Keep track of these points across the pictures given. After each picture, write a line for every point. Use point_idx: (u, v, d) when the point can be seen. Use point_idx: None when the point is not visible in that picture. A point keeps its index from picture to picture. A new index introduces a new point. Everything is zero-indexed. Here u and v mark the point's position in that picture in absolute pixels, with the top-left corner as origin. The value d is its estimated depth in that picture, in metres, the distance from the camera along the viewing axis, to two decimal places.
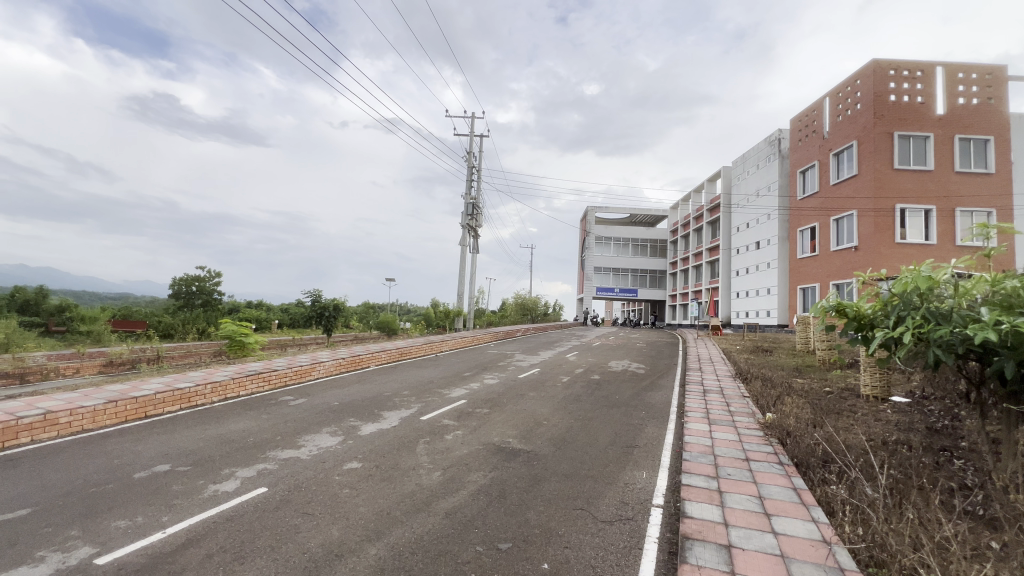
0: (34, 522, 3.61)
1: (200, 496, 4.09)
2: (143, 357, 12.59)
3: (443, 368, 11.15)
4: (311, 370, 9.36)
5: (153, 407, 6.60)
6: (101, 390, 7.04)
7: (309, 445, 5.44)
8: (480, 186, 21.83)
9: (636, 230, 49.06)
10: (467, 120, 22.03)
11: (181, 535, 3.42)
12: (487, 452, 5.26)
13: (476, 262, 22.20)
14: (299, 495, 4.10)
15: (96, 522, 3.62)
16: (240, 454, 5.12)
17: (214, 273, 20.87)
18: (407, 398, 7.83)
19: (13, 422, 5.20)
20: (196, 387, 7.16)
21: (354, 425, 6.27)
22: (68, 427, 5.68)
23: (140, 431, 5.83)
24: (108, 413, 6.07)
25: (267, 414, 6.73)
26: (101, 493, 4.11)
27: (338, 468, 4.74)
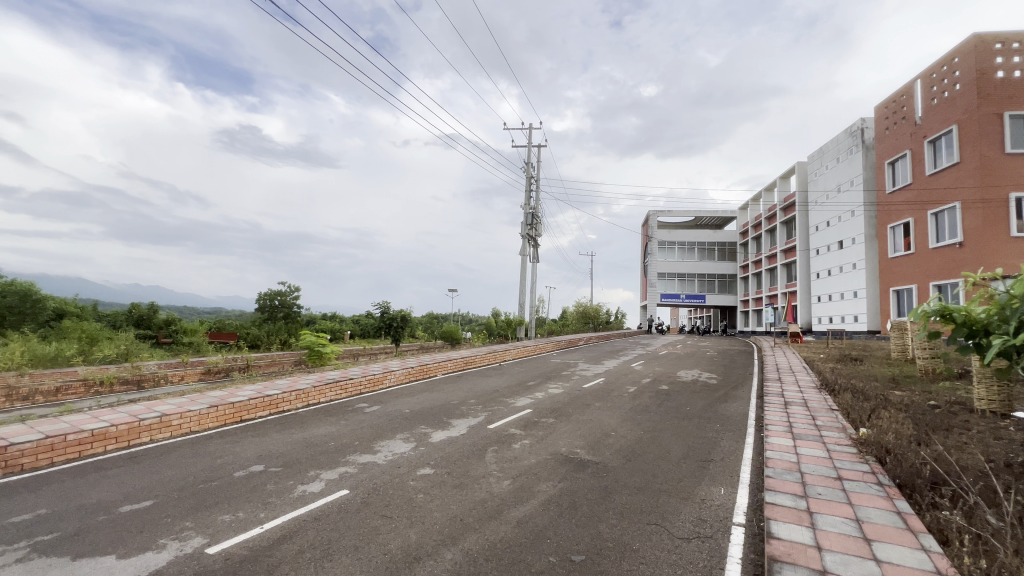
0: (155, 513, 4.07)
1: (291, 495, 4.43)
2: (235, 366, 13.82)
3: (507, 377, 11.26)
4: (383, 379, 9.83)
5: (247, 412, 7.23)
6: (204, 396, 7.82)
7: (384, 451, 5.71)
8: (539, 196, 21.98)
9: (702, 234, 46.99)
10: (525, 131, 22.34)
11: (276, 531, 3.72)
12: (555, 462, 5.24)
13: (536, 271, 22.30)
14: (377, 499, 4.31)
15: (204, 515, 4.02)
16: (322, 457, 5.48)
17: (293, 287, 22.42)
18: (474, 407, 8.00)
19: (136, 423, 5.93)
20: (283, 394, 7.76)
21: (425, 432, 6.51)
22: (180, 428, 6.37)
23: (238, 434, 6.41)
24: (210, 416, 6.73)
25: (345, 420, 7.15)
26: (206, 489, 4.56)
27: (411, 473, 4.94)
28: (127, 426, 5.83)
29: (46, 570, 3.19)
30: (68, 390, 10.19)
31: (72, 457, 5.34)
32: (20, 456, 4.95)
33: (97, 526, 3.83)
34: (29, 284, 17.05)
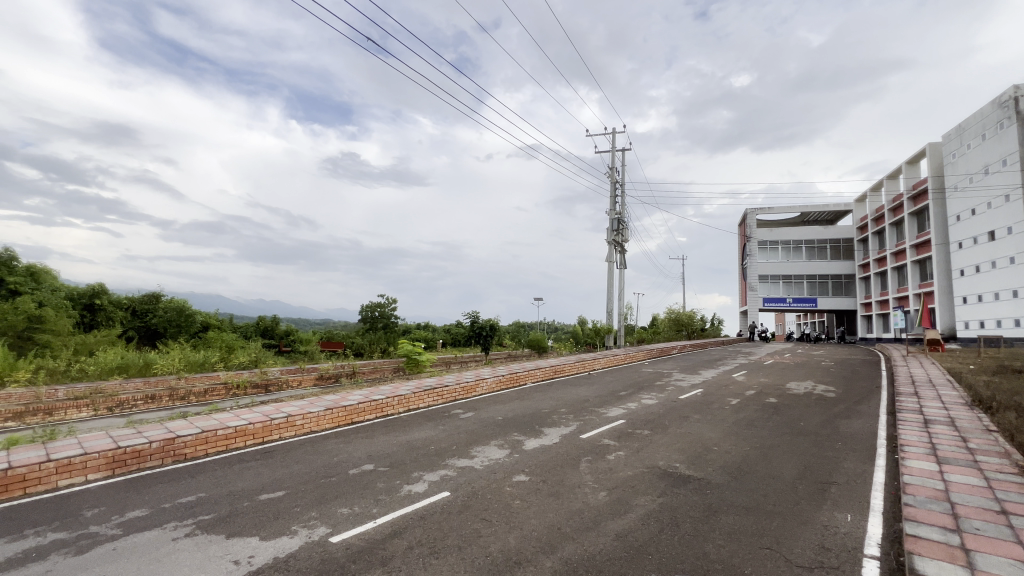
0: (288, 502, 4.62)
1: (399, 494, 4.76)
2: (344, 373, 15.19)
3: (597, 387, 11.05)
4: (476, 387, 10.18)
5: (357, 415, 7.90)
6: (322, 399, 8.67)
7: (480, 456, 5.91)
8: (624, 201, 21.46)
9: (810, 231, 42.60)
10: (608, 136, 21.98)
11: (387, 527, 4.02)
12: (653, 476, 5.06)
13: (624, 278, 21.76)
14: (477, 502, 4.47)
15: (326, 507, 4.47)
16: (425, 460, 5.82)
17: (391, 299, 24.08)
18: (565, 416, 7.97)
19: (268, 422, 6.76)
20: (387, 399, 8.37)
21: (518, 439, 6.63)
22: (302, 427, 7.14)
23: (350, 435, 7.03)
24: (326, 418, 7.46)
25: (443, 425, 7.50)
26: (328, 483, 5.08)
27: (508, 479, 5.06)
28: (261, 424, 6.66)
29: (208, 545, 3.76)
30: (214, 392, 11.90)
31: (221, 449, 6.23)
32: (184, 446, 5.89)
33: (242, 511, 4.42)
34: (183, 301, 20.23)
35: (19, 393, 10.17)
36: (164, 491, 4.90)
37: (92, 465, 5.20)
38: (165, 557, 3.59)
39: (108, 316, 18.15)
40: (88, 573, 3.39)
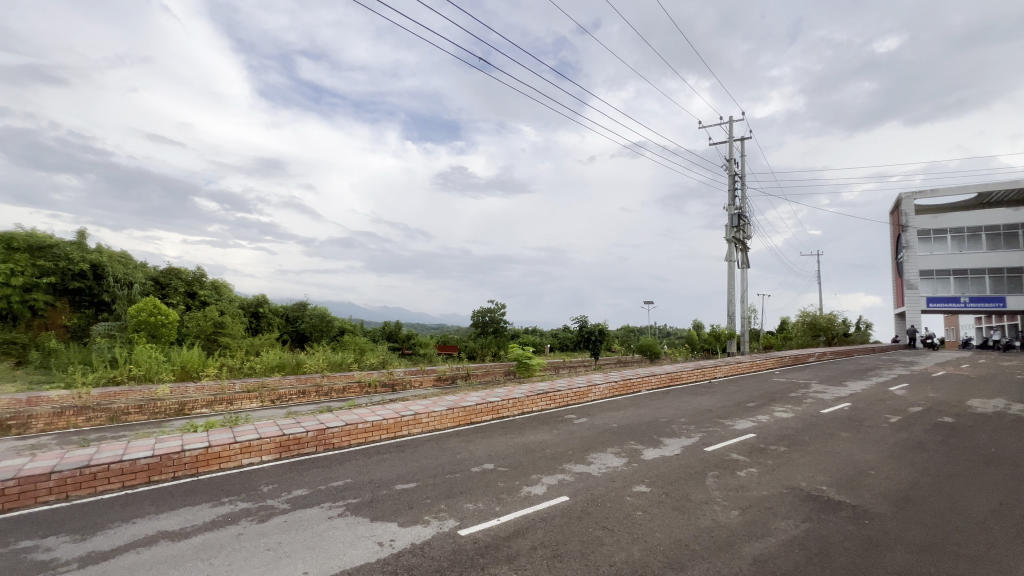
0: (419, 493, 5.02)
1: (519, 494, 4.90)
2: (459, 375, 16.07)
3: (720, 396, 10.25)
4: (588, 392, 10.05)
5: (476, 415, 8.29)
6: (444, 399, 9.26)
7: (597, 463, 5.84)
8: (745, 193, 19.68)
9: (992, 215, 35.16)
10: (724, 125, 20.34)
11: (510, 525, 4.16)
12: (794, 498, 4.55)
13: (746, 278, 19.94)
14: (597, 510, 4.42)
15: (454, 501, 4.78)
16: (542, 463, 5.91)
17: (500, 305, 24.91)
18: (685, 427, 7.51)
19: (398, 418, 7.40)
20: (503, 401, 8.65)
21: (635, 448, 6.42)
22: (428, 424, 7.69)
23: (470, 434, 7.41)
24: (449, 417, 7.94)
25: (557, 430, 7.55)
26: (454, 479, 5.41)
27: (627, 488, 4.94)
28: (392, 420, 7.31)
29: (357, 526, 4.23)
30: (350, 389, 13.36)
31: (361, 441, 6.96)
32: (333, 436, 6.71)
33: (382, 498, 4.91)
34: (323, 309, 23.13)
35: (209, 385, 12.48)
36: (320, 475, 5.64)
37: (265, 447, 6.17)
38: (324, 532, 4.14)
39: (269, 322, 21.44)
40: (269, 538, 4.04)
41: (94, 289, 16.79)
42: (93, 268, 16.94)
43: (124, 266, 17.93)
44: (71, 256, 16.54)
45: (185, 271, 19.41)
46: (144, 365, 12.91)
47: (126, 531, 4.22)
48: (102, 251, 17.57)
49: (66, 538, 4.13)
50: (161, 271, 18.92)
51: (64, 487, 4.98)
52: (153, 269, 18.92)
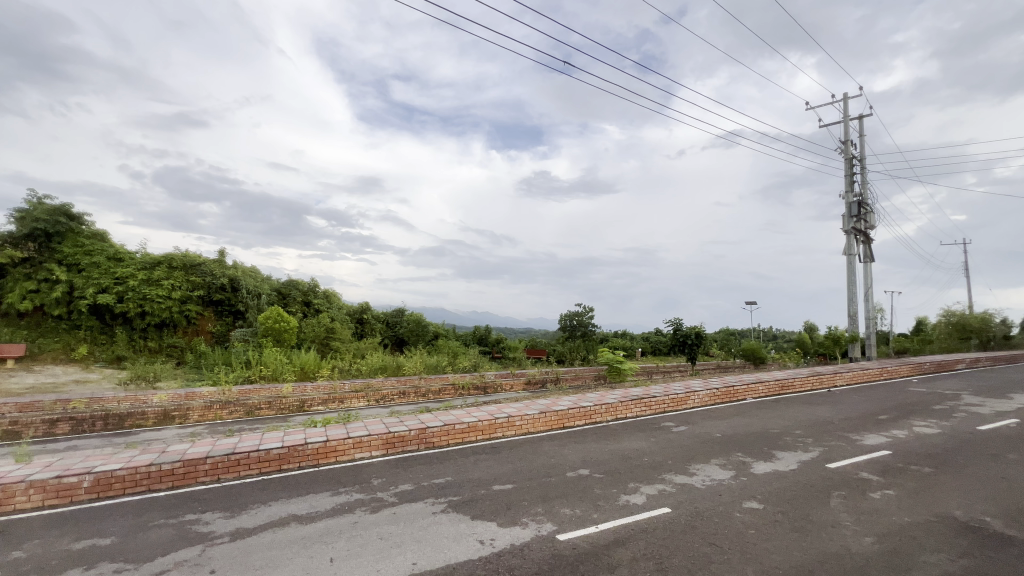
0: (516, 495, 5.10)
1: (617, 503, 4.77)
2: (549, 379, 16.09)
3: (844, 407, 9.12)
4: (687, 399, 9.49)
5: (569, 420, 8.23)
6: (536, 402, 9.31)
7: (701, 474, 5.50)
8: (865, 178, 17.49)
9: None
10: (838, 103, 18.27)
11: (609, 534, 4.08)
12: (946, 528, 3.91)
13: (870, 273, 17.64)
14: (703, 524, 4.17)
15: (551, 505, 4.78)
16: (640, 471, 5.71)
17: (588, 308, 24.51)
18: (802, 440, 6.81)
19: (492, 420, 7.59)
20: (595, 406, 8.48)
21: (744, 461, 5.95)
22: (521, 427, 7.77)
23: (563, 438, 7.38)
24: (542, 421, 7.97)
25: (654, 438, 7.22)
26: (549, 483, 5.42)
27: (736, 504, 4.59)
28: (487, 422, 7.51)
29: (458, 523, 4.41)
30: (446, 391, 13.99)
31: (458, 441, 7.25)
32: (433, 436, 7.07)
33: (481, 497, 5.07)
34: (419, 314, 24.48)
35: (323, 385, 13.82)
36: (423, 472, 5.97)
37: (373, 443, 6.66)
38: (428, 526, 4.37)
39: (372, 328, 23.22)
40: (381, 528, 4.37)
41: (232, 300, 19.44)
42: (231, 282, 19.62)
43: (255, 279, 20.49)
44: (215, 272, 19.31)
45: (303, 282, 21.69)
46: (271, 367, 14.65)
47: (266, 511, 4.82)
48: (237, 267, 20.28)
49: (219, 514, 4.81)
50: (283, 283, 21.31)
51: (216, 470, 5.80)
52: (277, 281, 21.41)
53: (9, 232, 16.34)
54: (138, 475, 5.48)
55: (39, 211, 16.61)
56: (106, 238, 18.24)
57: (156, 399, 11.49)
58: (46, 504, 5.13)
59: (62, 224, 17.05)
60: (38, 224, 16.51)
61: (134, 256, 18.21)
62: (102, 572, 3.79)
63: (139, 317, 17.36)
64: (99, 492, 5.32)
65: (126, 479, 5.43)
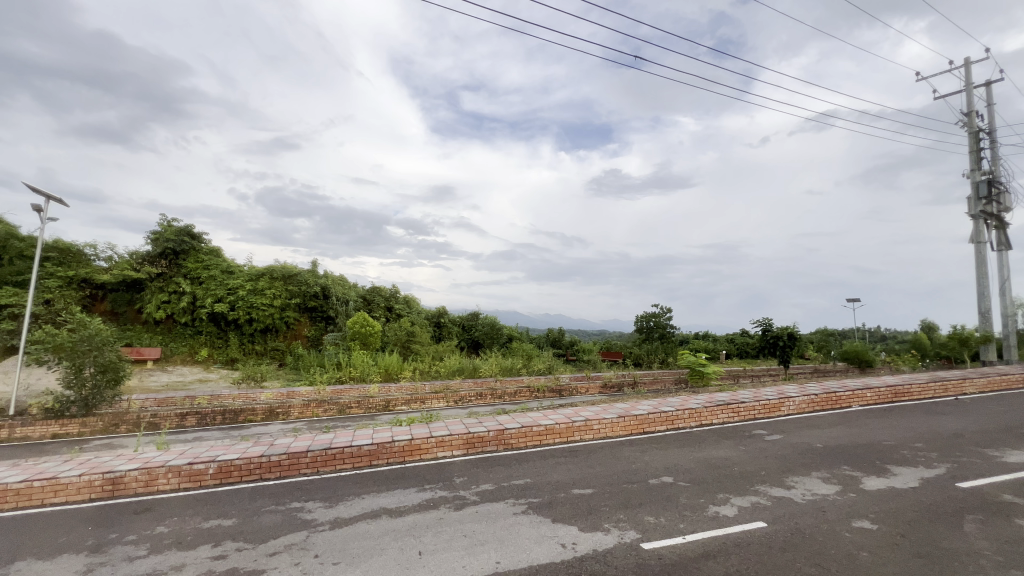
0: (597, 500, 5.02)
1: (706, 513, 4.53)
2: (625, 382, 15.63)
3: (977, 419, 7.91)
4: (781, 406, 8.76)
5: (649, 425, 7.92)
6: (614, 406, 9.08)
7: (800, 488, 5.06)
8: (996, 153, 15.16)
9: None
10: (959, 70, 16.01)
11: (697, 546, 3.88)
12: None
13: (1007, 262, 15.21)
14: (805, 542, 3.83)
15: (633, 512, 4.65)
16: (730, 482, 5.37)
17: (666, 308, 23.51)
18: (924, 454, 6.01)
19: (569, 423, 7.51)
20: (677, 411, 8.10)
21: (852, 475, 5.38)
22: (599, 431, 7.61)
23: (644, 444, 7.12)
24: (620, 425, 7.75)
25: (744, 446, 6.75)
26: (631, 489, 5.27)
27: (844, 522, 4.16)
28: (565, 425, 7.47)
29: (539, 525, 4.43)
30: (521, 393, 14.13)
31: (536, 443, 7.28)
32: (511, 437, 7.16)
33: (562, 500, 5.06)
34: (493, 317, 24.94)
35: (405, 386, 14.54)
36: (502, 472, 6.07)
37: (454, 443, 6.90)
38: (510, 526, 4.43)
39: (449, 331, 24.06)
40: (465, 525, 4.50)
41: (324, 306, 21.12)
42: (323, 290, 21.30)
43: (343, 287, 22.06)
44: (309, 281, 21.07)
45: (385, 289, 23.00)
46: (359, 368, 15.70)
47: (359, 503, 5.17)
48: (327, 277, 21.95)
49: (319, 503, 5.24)
50: (368, 290, 22.76)
51: (316, 463, 6.32)
52: (362, 288, 22.91)
53: (146, 251, 19.09)
54: (251, 464, 6.12)
55: (168, 232, 19.22)
56: (220, 253, 20.66)
57: (263, 397, 12.78)
58: (181, 486, 5.89)
59: (186, 243, 19.59)
60: (168, 243, 19.13)
61: (242, 269, 20.44)
62: (227, 549, 4.29)
63: (247, 323, 19.44)
64: (221, 479, 6.02)
65: (242, 468, 6.09)
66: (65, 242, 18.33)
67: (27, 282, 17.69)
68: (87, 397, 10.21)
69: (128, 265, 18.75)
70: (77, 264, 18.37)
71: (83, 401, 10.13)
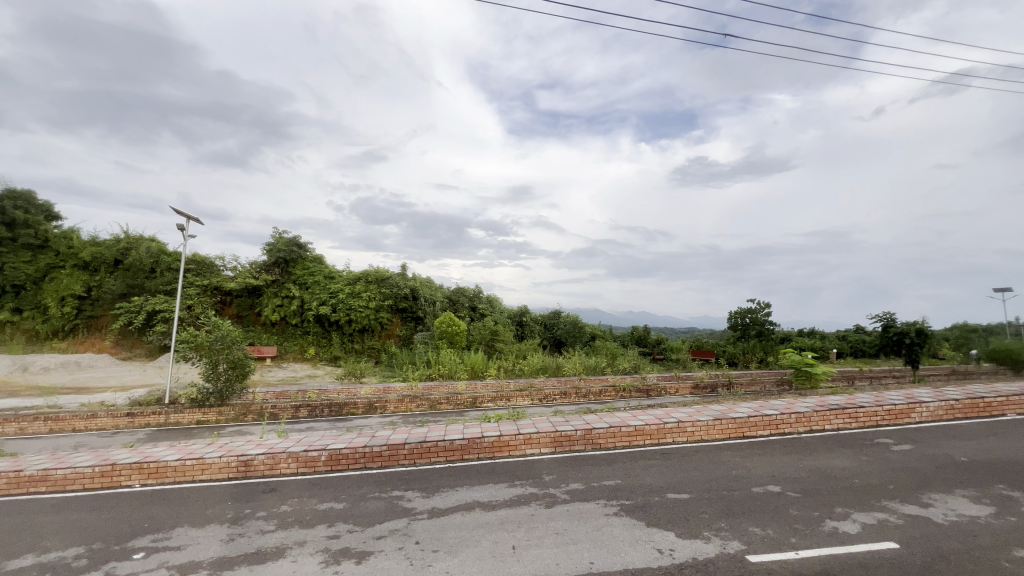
0: (694, 506, 4.76)
1: (822, 528, 4.11)
2: (719, 383, 14.66)
3: None
4: (909, 412, 7.68)
5: (749, 429, 7.35)
6: (708, 408, 8.56)
7: (940, 506, 4.41)
8: None
9: None
10: None
11: (813, 563, 3.55)
12: None
13: None
14: (950, 570, 3.33)
15: (736, 521, 4.35)
16: (850, 495, 4.83)
17: (764, 303, 21.68)
18: None
19: (660, 424, 7.21)
20: (782, 414, 7.42)
21: (1010, 496, 4.57)
22: (692, 434, 7.23)
23: (744, 449, 6.63)
24: (716, 428, 7.29)
25: (866, 456, 6.01)
26: (731, 497, 4.94)
27: (1001, 550, 3.56)
28: (656, 426, 7.18)
29: (632, 528, 4.31)
30: (606, 392, 13.84)
31: (625, 444, 7.09)
32: (599, 436, 7.04)
33: (655, 504, 4.88)
34: (575, 316, 24.69)
35: (490, 384, 14.92)
36: (592, 472, 5.99)
37: (542, 441, 6.95)
38: (602, 527, 4.36)
39: (531, 329, 24.28)
40: (556, 523, 4.51)
41: (413, 307, 22.32)
42: (412, 291, 22.50)
43: (430, 288, 23.13)
44: (399, 283, 22.38)
45: (469, 289, 23.76)
46: (447, 366, 16.41)
47: (453, 495, 5.40)
48: (416, 279, 23.15)
49: (418, 493, 5.56)
50: (453, 291, 23.66)
51: (412, 455, 6.71)
52: (448, 289, 23.87)
53: (263, 261, 21.54)
54: (357, 453, 6.65)
55: (281, 243, 21.52)
56: (323, 260, 22.70)
57: (362, 392, 13.85)
58: (299, 471, 6.57)
59: (295, 252, 21.80)
60: (280, 253, 21.41)
61: (342, 274, 22.25)
62: (340, 529, 4.70)
63: (347, 324, 21.18)
64: (332, 465, 6.61)
65: (349, 456, 6.64)
66: (202, 256, 21.33)
67: (174, 290, 20.79)
68: (222, 389, 11.76)
69: (249, 274, 21.33)
70: (211, 274, 21.23)
71: (219, 392, 11.70)
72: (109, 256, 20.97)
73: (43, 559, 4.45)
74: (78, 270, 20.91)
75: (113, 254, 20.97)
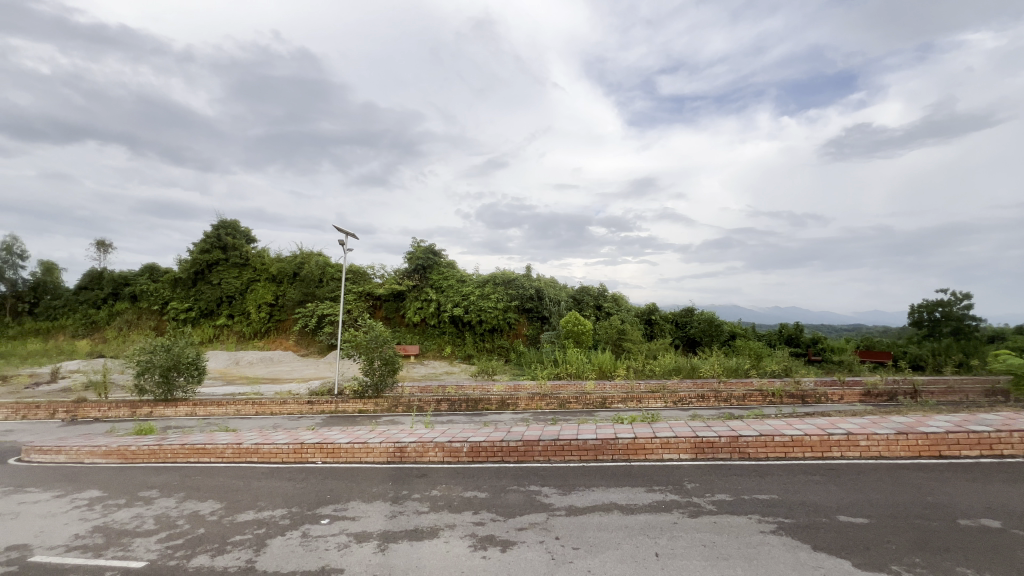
0: (876, 533, 4.07)
1: None
2: (900, 390, 12.30)
3: None
4: None
5: (947, 447, 6.04)
6: (888, 419, 7.23)
7: None
8: None
9: None
10: None
11: None
12: None
13: None
14: None
15: (936, 557, 3.61)
16: None
17: (960, 294, 17.63)
18: None
19: (824, 436, 6.29)
20: (997, 433, 5.94)
21: None
22: (868, 449, 6.18)
23: (942, 472, 5.47)
24: (900, 444, 6.12)
25: None
26: (928, 528, 4.11)
27: None
28: (818, 437, 6.29)
29: (795, 550, 3.85)
30: (752, 397, 12.55)
31: (780, 455, 6.34)
32: (747, 445, 6.42)
33: (823, 526, 4.28)
34: (711, 312, 22.80)
35: (618, 384, 14.58)
36: (741, 483, 5.49)
37: (681, 446, 6.56)
38: (758, 545, 3.97)
39: (661, 328, 23.13)
40: (703, 535, 4.23)
41: (539, 307, 22.83)
42: (537, 292, 23.04)
43: (555, 288, 23.42)
44: (525, 285, 23.09)
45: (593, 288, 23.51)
46: (575, 366, 16.44)
47: (589, 495, 5.39)
48: (540, 280, 23.66)
49: (555, 490, 5.67)
50: (577, 290, 23.66)
51: (547, 452, 6.87)
52: (572, 288, 23.93)
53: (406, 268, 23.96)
54: (495, 447, 7.02)
55: (419, 251, 23.78)
56: (455, 266, 24.48)
57: (495, 388, 14.59)
58: (445, 459, 7.16)
59: (431, 259, 23.88)
60: (419, 261, 23.68)
61: (472, 278, 23.69)
62: (484, 517, 5.01)
63: (479, 324, 22.50)
64: (473, 457, 7.08)
65: (488, 449, 7.04)
66: (357, 266, 24.54)
67: (337, 296, 24.23)
68: (378, 382, 13.34)
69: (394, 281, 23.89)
70: (364, 281, 24.29)
71: (375, 385, 13.28)
72: (289, 270, 25.26)
73: (259, 515, 5.54)
74: (269, 282, 25.54)
75: (292, 267, 25.22)
